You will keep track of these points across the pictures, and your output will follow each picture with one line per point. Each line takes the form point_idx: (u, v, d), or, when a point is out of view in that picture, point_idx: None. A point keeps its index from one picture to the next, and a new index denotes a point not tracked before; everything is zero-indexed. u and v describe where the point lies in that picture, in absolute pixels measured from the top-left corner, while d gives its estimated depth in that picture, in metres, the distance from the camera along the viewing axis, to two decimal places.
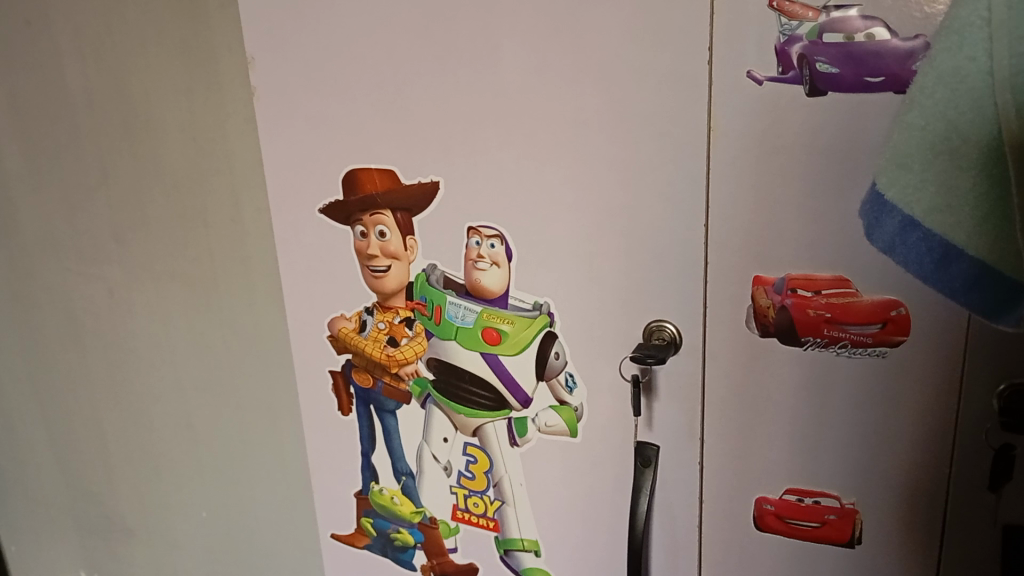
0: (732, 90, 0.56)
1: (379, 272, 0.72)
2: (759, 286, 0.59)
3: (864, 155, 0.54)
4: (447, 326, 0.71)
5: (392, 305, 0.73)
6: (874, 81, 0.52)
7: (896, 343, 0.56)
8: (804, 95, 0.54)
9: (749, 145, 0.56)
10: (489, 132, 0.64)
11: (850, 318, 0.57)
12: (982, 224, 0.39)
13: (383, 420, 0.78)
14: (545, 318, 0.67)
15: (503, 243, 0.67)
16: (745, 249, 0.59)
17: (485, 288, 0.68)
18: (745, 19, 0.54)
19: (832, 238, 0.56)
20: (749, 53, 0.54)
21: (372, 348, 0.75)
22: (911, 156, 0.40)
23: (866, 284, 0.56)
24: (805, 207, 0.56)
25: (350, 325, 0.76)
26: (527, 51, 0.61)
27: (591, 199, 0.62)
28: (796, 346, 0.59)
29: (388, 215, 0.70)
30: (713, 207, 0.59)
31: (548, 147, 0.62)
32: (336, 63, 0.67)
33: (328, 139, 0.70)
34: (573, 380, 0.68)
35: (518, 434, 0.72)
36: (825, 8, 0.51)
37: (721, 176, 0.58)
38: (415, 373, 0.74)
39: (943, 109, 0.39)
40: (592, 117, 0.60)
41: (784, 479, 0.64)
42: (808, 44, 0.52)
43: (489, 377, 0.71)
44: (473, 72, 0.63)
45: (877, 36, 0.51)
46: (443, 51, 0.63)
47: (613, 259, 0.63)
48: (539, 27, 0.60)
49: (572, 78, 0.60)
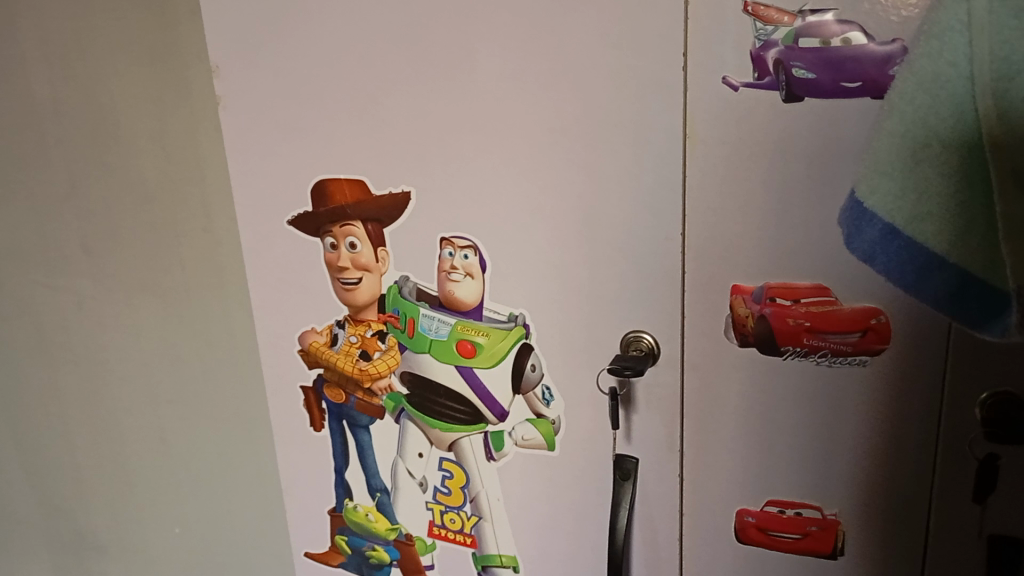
0: (708, 97, 0.55)
1: (351, 284, 0.71)
2: (738, 294, 0.58)
3: (844, 162, 0.53)
4: (421, 339, 0.69)
5: (364, 318, 0.71)
6: (852, 86, 0.51)
7: (876, 352, 0.55)
8: (781, 101, 0.53)
9: (727, 153, 0.55)
10: (463, 140, 0.62)
11: (830, 326, 0.56)
12: (964, 232, 0.39)
13: (356, 435, 0.76)
14: (521, 330, 0.66)
15: (477, 254, 0.65)
16: (724, 257, 0.58)
17: (460, 299, 0.67)
18: (721, 24, 0.53)
19: (811, 245, 0.55)
20: (726, 58, 0.53)
21: (344, 362, 0.74)
22: (892, 163, 0.41)
23: (847, 293, 0.55)
24: (784, 215, 0.55)
25: (321, 339, 0.74)
26: (501, 57, 0.59)
27: (567, 208, 0.61)
28: (776, 356, 0.58)
29: (359, 226, 0.68)
30: (691, 215, 0.58)
31: (522, 155, 0.61)
32: (305, 71, 0.66)
33: (298, 148, 0.68)
34: (550, 393, 0.67)
35: (494, 448, 0.71)
36: (801, 12, 0.50)
37: (699, 184, 0.57)
38: (388, 387, 0.72)
39: (925, 116, 0.40)
40: (567, 124, 0.59)
41: (766, 491, 0.63)
42: (784, 49, 0.51)
43: (463, 391, 0.69)
44: (445, 79, 0.61)
45: (854, 40, 0.50)
46: (416, 57, 0.62)
47: (591, 269, 0.62)
48: (512, 32, 0.58)
49: (546, 85, 0.59)
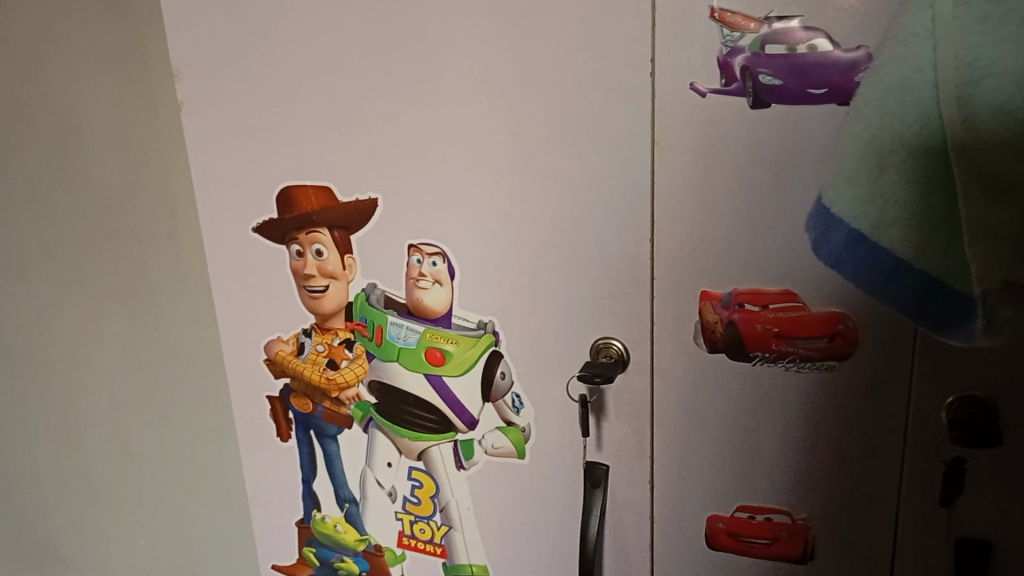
0: (676, 102, 0.54)
1: (318, 292, 0.70)
2: (707, 300, 0.58)
3: (810, 168, 0.53)
4: (389, 347, 0.68)
5: (331, 327, 0.70)
6: (818, 92, 0.51)
7: (844, 357, 0.55)
8: (748, 107, 0.53)
9: (695, 159, 0.55)
10: (430, 146, 0.62)
11: (798, 331, 0.56)
12: (930, 236, 0.43)
13: (323, 445, 0.75)
14: (490, 337, 0.65)
15: (445, 261, 0.65)
16: (693, 263, 0.58)
17: (428, 307, 0.66)
18: (688, 30, 0.53)
19: (779, 251, 0.55)
20: (694, 64, 0.53)
21: (311, 371, 0.73)
22: (858, 171, 0.45)
23: (815, 298, 0.55)
24: (751, 221, 0.55)
25: (287, 348, 0.73)
26: (468, 63, 0.59)
27: (535, 213, 0.61)
28: (745, 361, 0.58)
29: (325, 233, 0.68)
30: (659, 221, 0.57)
31: (491, 161, 0.61)
32: (270, 75, 0.65)
33: (262, 154, 0.67)
34: (520, 400, 0.66)
35: (464, 457, 0.70)
36: (767, 19, 0.51)
37: (667, 190, 0.57)
38: (356, 396, 0.71)
39: (894, 120, 0.43)
40: (536, 129, 0.59)
41: (736, 496, 0.62)
42: (751, 55, 0.51)
43: (432, 399, 0.69)
44: (412, 85, 0.61)
45: (819, 47, 0.50)
46: (382, 62, 0.61)
47: (560, 275, 0.61)
48: (479, 38, 0.58)
49: (514, 90, 0.58)
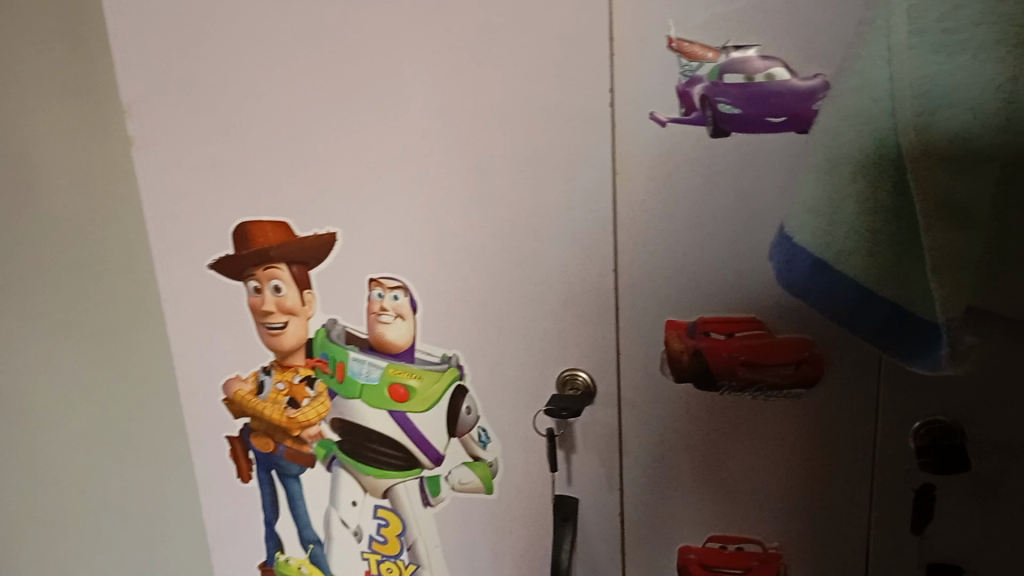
0: (637, 132, 0.54)
1: (276, 328, 0.68)
2: (673, 330, 0.57)
3: (772, 196, 0.52)
4: (351, 384, 0.67)
5: (292, 364, 0.69)
6: (776, 121, 0.51)
7: (811, 384, 0.55)
8: (708, 136, 0.53)
9: (657, 188, 0.55)
10: (389, 179, 0.61)
11: (765, 359, 0.55)
12: (895, 263, 0.44)
13: (285, 486, 0.73)
14: (455, 371, 0.64)
15: (407, 294, 0.63)
16: (658, 292, 0.57)
17: (391, 342, 0.65)
18: (646, 59, 0.53)
19: (743, 279, 0.55)
20: (653, 94, 0.53)
21: (271, 410, 0.71)
22: (821, 200, 0.45)
23: (780, 325, 0.54)
24: (715, 249, 0.55)
25: (246, 387, 0.71)
26: (426, 94, 0.58)
27: (498, 245, 0.60)
28: (713, 391, 0.58)
29: (283, 268, 0.66)
30: (623, 250, 0.57)
31: (451, 193, 0.60)
32: (223, 110, 0.63)
33: (217, 190, 0.66)
34: (486, 435, 0.65)
35: (430, 494, 0.68)
36: (724, 48, 0.51)
37: (630, 219, 0.56)
38: (318, 434, 0.70)
39: (855, 148, 0.43)
40: (496, 161, 0.58)
41: (707, 527, 0.61)
42: (710, 84, 0.51)
43: (397, 435, 0.67)
44: (370, 117, 0.60)
45: (777, 76, 0.50)
46: (338, 95, 0.60)
47: (525, 306, 0.60)
48: (437, 69, 0.57)
49: (473, 121, 0.57)
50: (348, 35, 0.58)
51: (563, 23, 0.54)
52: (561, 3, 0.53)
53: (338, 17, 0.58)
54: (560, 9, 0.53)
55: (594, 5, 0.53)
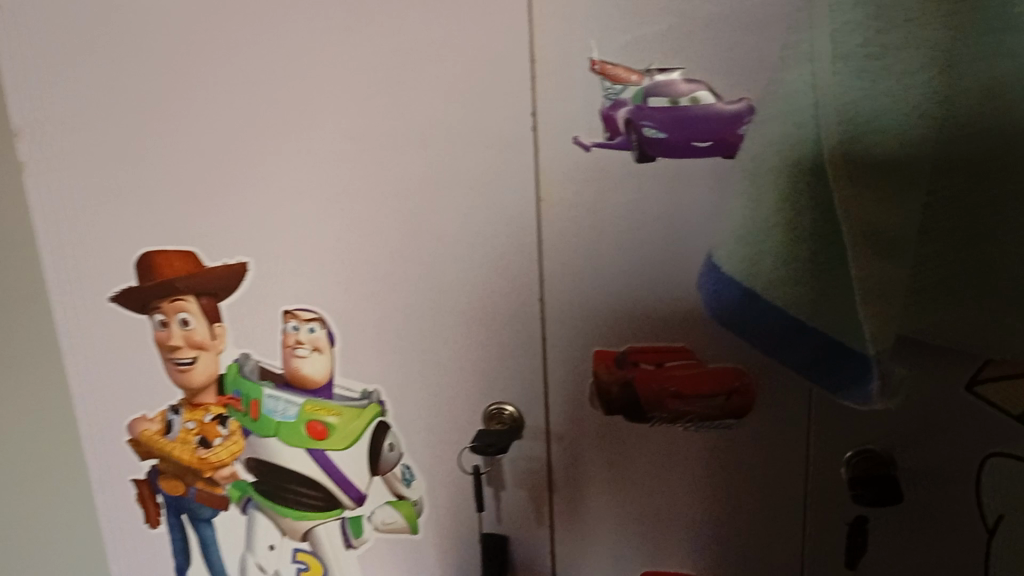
0: (560, 157, 0.52)
1: (185, 364, 0.64)
2: (601, 360, 0.55)
3: (699, 222, 0.51)
4: (266, 422, 0.63)
5: (202, 402, 0.65)
6: (703, 145, 0.49)
7: (741, 415, 0.53)
8: (633, 161, 0.51)
9: (582, 215, 0.53)
10: (303, 205, 0.58)
11: (695, 390, 0.54)
12: (825, 295, 0.43)
13: (197, 531, 0.68)
14: (376, 407, 0.61)
15: (324, 327, 0.60)
16: (585, 322, 0.55)
17: (307, 376, 0.61)
18: (569, 82, 0.51)
19: (671, 308, 0.53)
20: (576, 117, 0.51)
21: (181, 451, 0.66)
22: (749, 229, 0.44)
23: (710, 355, 0.53)
24: (642, 277, 0.53)
25: (153, 427, 0.67)
26: (341, 117, 0.55)
27: (419, 274, 0.57)
28: (643, 423, 0.56)
29: (191, 301, 0.62)
30: (549, 279, 0.55)
31: (368, 220, 0.57)
32: (123, 133, 0.59)
33: (118, 218, 0.61)
34: (410, 472, 0.62)
35: (352, 535, 0.65)
36: (648, 71, 0.49)
37: (555, 247, 0.54)
38: (231, 476, 0.66)
39: (781, 177, 0.42)
40: (415, 187, 0.55)
41: (640, 562, 0.59)
42: (634, 108, 0.50)
43: (315, 474, 0.63)
44: (282, 141, 0.57)
45: (702, 99, 0.48)
46: (247, 117, 0.57)
47: (448, 338, 0.58)
48: (351, 91, 0.54)
49: (390, 145, 0.55)
50: (256, 55, 0.55)
51: (483, 43, 0.51)
52: (480, 23, 0.51)
53: (246, 35, 0.55)
54: (480, 29, 0.51)
55: (514, 25, 0.50)
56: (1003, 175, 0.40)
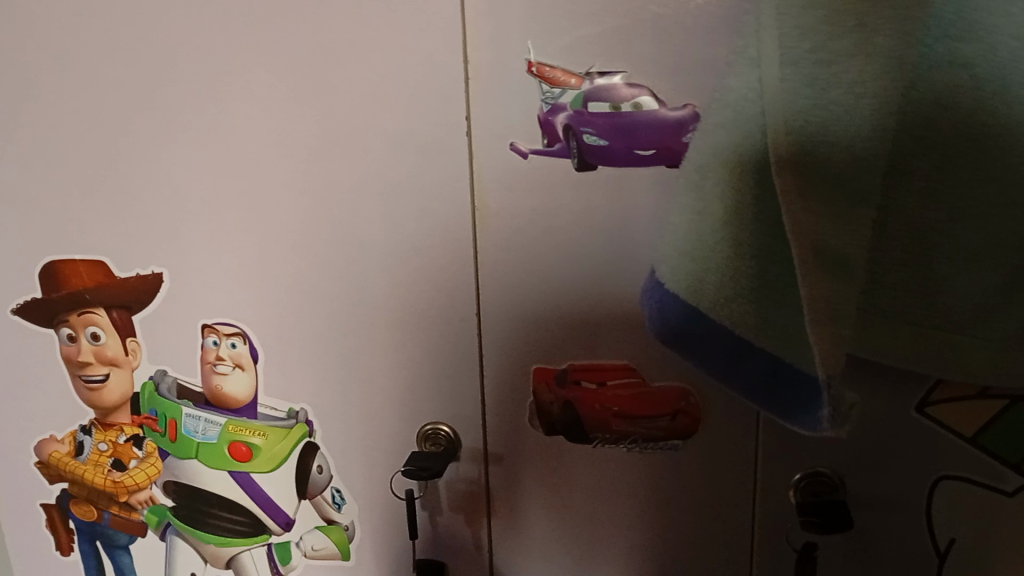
0: (496, 164, 0.49)
1: (96, 382, 0.59)
2: (541, 379, 0.52)
3: (642, 235, 0.48)
4: (185, 444, 0.59)
5: (115, 422, 0.60)
6: (646, 153, 0.47)
7: (687, 435, 0.51)
8: (573, 170, 0.48)
9: (520, 226, 0.50)
10: (221, 214, 0.54)
11: (638, 410, 0.51)
12: (774, 315, 0.40)
13: (113, 558, 0.64)
14: (304, 427, 0.57)
15: (247, 342, 0.56)
16: (523, 339, 0.52)
17: (229, 395, 0.57)
18: (505, 85, 0.48)
19: (614, 326, 0.50)
20: (512, 123, 0.48)
21: (93, 474, 0.62)
22: (693, 244, 0.41)
23: (654, 373, 0.51)
24: (584, 292, 0.50)
25: (63, 449, 0.62)
26: (261, 120, 0.51)
27: (347, 287, 0.53)
28: (585, 443, 0.53)
29: (102, 314, 0.58)
30: (485, 293, 0.52)
31: (292, 230, 0.53)
32: (23, 133, 0.54)
33: (19, 225, 0.57)
34: (341, 496, 0.58)
35: (280, 562, 0.61)
36: (588, 74, 0.46)
37: (492, 260, 0.51)
38: (149, 500, 0.61)
39: (728, 190, 0.40)
40: (342, 195, 0.52)
41: None
42: (573, 113, 0.47)
43: (240, 499, 0.59)
44: (197, 144, 0.52)
45: (645, 105, 0.46)
46: (160, 119, 0.52)
47: (379, 355, 0.54)
48: (272, 91, 0.50)
49: (315, 150, 0.51)
50: (168, 51, 0.51)
51: (413, 43, 0.48)
52: (410, 21, 0.48)
53: (157, 30, 0.50)
54: (409, 28, 0.48)
55: (446, 23, 0.47)
56: (953, 190, 0.39)
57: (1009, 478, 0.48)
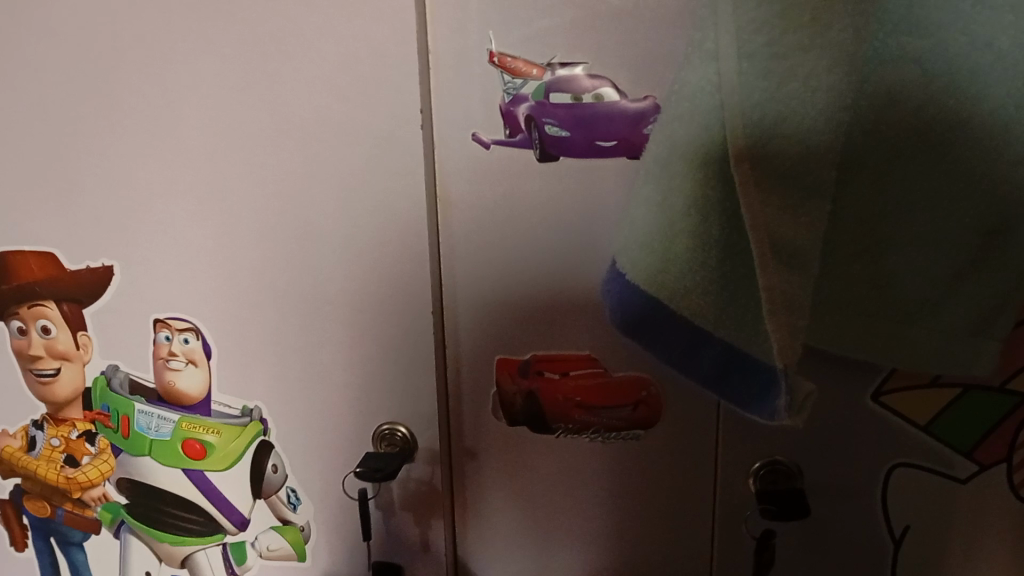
0: (457, 154, 0.49)
1: (47, 376, 0.58)
2: (504, 369, 0.52)
3: (603, 226, 0.48)
4: (137, 440, 0.58)
5: (67, 418, 0.59)
6: (606, 145, 0.47)
7: (648, 424, 0.51)
8: (536, 160, 0.48)
9: (482, 216, 0.50)
10: (173, 206, 0.53)
11: (599, 400, 0.52)
12: (730, 307, 0.41)
13: (67, 555, 0.63)
14: (258, 425, 0.57)
15: (199, 338, 0.56)
16: (485, 329, 0.52)
17: (183, 391, 0.57)
18: (466, 75, 0.47)
19: (574, 316, 0.51)
20: (473, 113, 0.48)
21: (45, 469, 0.61)
22: (652, 237, 0.42)
23: (613, 363, 0.51)
24: (545, 283, 0.50)
25: (16, 443, 0.61)
26: (212, 110, 0.50)
27: (301, 280, 0.53)
28: (548, 434, 0.53)
29: (52, 307, 0.56)
30: (448, 283, 0.52)
31: (246, 222, 0.52)
32: None
33: None
34: (296, 496, 0.58)
35: (235, 562, 0.61)
36: (550, 65, 0.46)
37: (454, 250, 0.51)
38: (103, 497, 0.60)
39: (685, 183, 0.40)
40: (295, 187, 0.51)
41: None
42: (536, 104, 0.46)
43: (194, 497, 0.59)
44: (148, 135, 0.52)
45: (606, 96, 0.46)
46: (107, 110, 0.51)
47: (335, 348, 0.54)
48: (223, 81, 0.50)
49: (269, 140, 0.50)
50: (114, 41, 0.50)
51: (359, 35, 0.47)
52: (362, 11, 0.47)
53: (103, 18, 0.50)
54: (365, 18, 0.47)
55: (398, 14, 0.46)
56: (905, 181, 0.39)
57: (962, 465, 0.49)
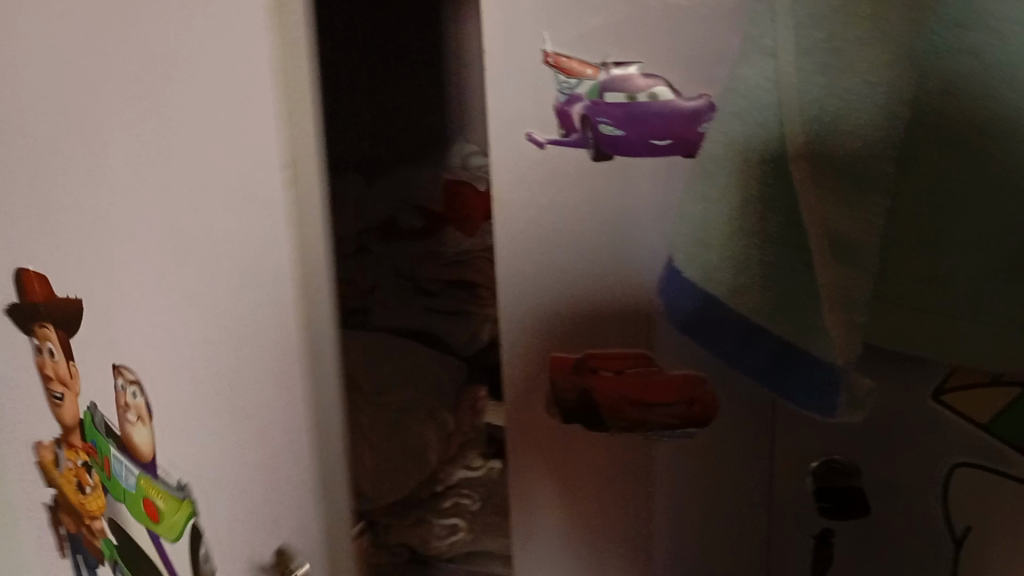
0: (515, 154, 0.50)
1: (58, 397, 0.64)
2: (560, 364, 0.54)
3: (653, 219, 0.47)
4: (115, 482, 0.62)
5: (73, 443, 0.65)
6: (660, 143, 0.46)
7: (703, 422, 0.51)
8: (589, 160, 0.48)
9: (541, 214, 0.51)
10: (127, 216, 0.54)
11: (654, 398, 0.52)
12: (786, 303, 0.42)
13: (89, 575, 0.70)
14: (190, 505, 0.58)
15: (145, 394, 0.57)
16: (542, 325, 0.54)
17: (137, 447, 0.59)
18: (522, 76, 0.49)
19: (627, 312, 0.50)
20: (529, 113, 0.49)
21: (67, 487, 0.68)
22: (707, 235, 0.43)
23: (663, 358, 0.50)
24: (600, 280, 0.51)
25: (49, 457, 0.69)
26: (113, 134, 0.52)
27: (229, 304, 0.54)
28: (605, 428, 0.54)
29: (53, 332, 0.61)
30: (508, 280, 0.54)
31: (194, 248, 0.53)
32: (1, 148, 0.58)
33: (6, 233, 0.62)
34: None
35: None
36: (604, 64, 0.46)
37: (512, 247, 0.53)
38: (102, 531, 0.66)
39: (739, 180, 0.42)
40: (235, 217, 0.52)
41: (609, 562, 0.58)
42: (590, 103, 0.47)
43: (149, 555, 0.61)
44: (85, 163, 0.54)
45: (660, 95, 0.45)
46: (60, 143, 0.54)
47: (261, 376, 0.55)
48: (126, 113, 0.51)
49: (206, 154, 0.51)
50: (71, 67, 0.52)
51: (205, 96, 0.49)
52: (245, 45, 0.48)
53: (66, 43, 0.51)
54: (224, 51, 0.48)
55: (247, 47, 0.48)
56: (970, 172, 0.38)
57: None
